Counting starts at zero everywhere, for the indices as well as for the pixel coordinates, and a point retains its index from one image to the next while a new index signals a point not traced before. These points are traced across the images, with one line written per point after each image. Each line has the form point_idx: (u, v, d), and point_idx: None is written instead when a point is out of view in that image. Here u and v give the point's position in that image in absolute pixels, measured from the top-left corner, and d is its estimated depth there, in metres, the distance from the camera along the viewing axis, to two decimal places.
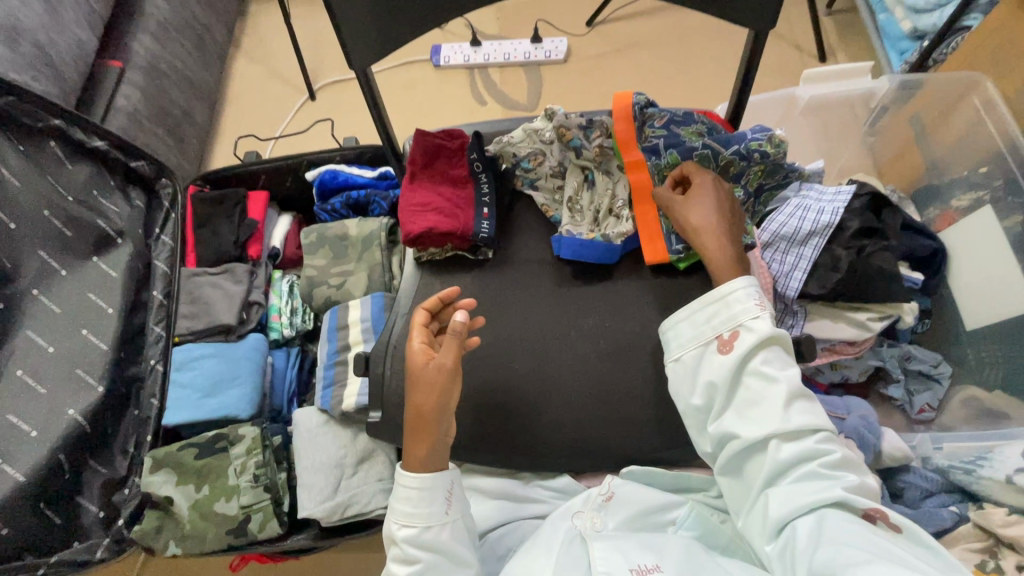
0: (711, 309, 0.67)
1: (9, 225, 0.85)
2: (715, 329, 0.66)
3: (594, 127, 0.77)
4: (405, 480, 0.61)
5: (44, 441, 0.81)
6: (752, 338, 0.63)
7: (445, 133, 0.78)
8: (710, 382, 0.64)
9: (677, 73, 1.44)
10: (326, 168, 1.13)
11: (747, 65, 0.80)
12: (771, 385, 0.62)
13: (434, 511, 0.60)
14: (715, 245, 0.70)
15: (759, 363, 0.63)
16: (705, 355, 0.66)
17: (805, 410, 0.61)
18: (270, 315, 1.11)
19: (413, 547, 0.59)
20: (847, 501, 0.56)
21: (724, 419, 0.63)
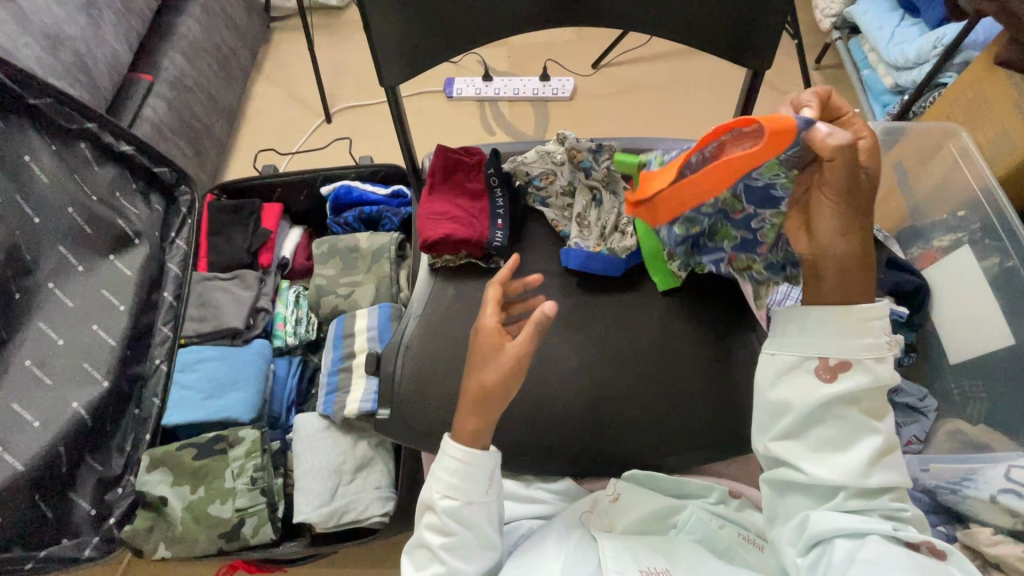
0: (824, 329, 0.61)
1: (33, 219, 0.86)
2: (823, 350, 0.61)
3: (603, 151, 0.84)
4: (455, 452, 0.62)
5: (45, 433, 0.81)
6: (864, 378, 0.59)
7: (465, 150, 0.86)
8: (793, 402, 0.62)
9: (675, 114, 1.53)
10: (341, 183, 1.18)
11: (745, 104, 0.88)
12: (866, 435, 0.60)
13: (476, 488, 0.62)
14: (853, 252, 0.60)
15: (854, 406, 0.60)
16: (802, 367, 0.62)
17: (888, 464, 0.60)
18: (275, 322, 1.13)
19: (450, 519, 0.61)
20: (898, 540, 0.57)
21: (796, 434, 0.63)
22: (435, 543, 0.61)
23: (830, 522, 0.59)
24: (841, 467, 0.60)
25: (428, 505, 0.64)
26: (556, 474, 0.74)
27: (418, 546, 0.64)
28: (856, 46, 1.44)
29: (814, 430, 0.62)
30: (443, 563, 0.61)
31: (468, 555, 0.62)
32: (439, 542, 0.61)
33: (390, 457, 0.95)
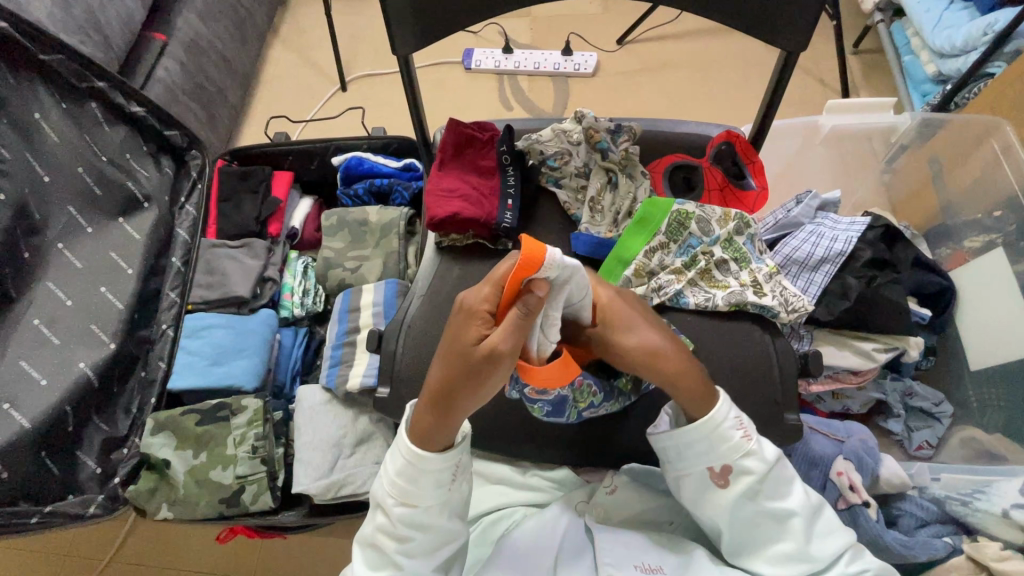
0: (709, 441, 0.59)
1: (44, 178, 0.85)
2: (705, 462, 0.59)
3: (622, 132, 0.81)
4: (402, 456, 0.58)
5: (52, 391, 0.81)
6: (752, 480, 0.58)
7: (477, 125, 0.83)
8: (714, 520, 0.61)
9: (700, 97, 1.47)
10: (352, 154, 1.15)
11: (775, 88, 0.83)
12: (788, 519, 0.60)
13: (430, 493, 0.58)
14: (672, 364, 0.56)
15: (763, 501, 0.59)
16: (702, 490, 0.60)
17: (823, 532, 0.60)
18: (282, 293, 1.12)
19: (407, 522, 0.59)
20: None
21: (730, 546, 0.61)
22: (392, 546, 0.60)
23: None
24: (787, 557, 0.59)
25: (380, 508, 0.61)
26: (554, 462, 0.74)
27: (371, 544, 0.62)
28: (898, 30, 1.37)
29: (744, 536, 0.61)
30: (400, 564, 0.60)
31: (430, 550, 0.60)
32: (395, 545, 0.60)
33: (391, 433, 0.95)
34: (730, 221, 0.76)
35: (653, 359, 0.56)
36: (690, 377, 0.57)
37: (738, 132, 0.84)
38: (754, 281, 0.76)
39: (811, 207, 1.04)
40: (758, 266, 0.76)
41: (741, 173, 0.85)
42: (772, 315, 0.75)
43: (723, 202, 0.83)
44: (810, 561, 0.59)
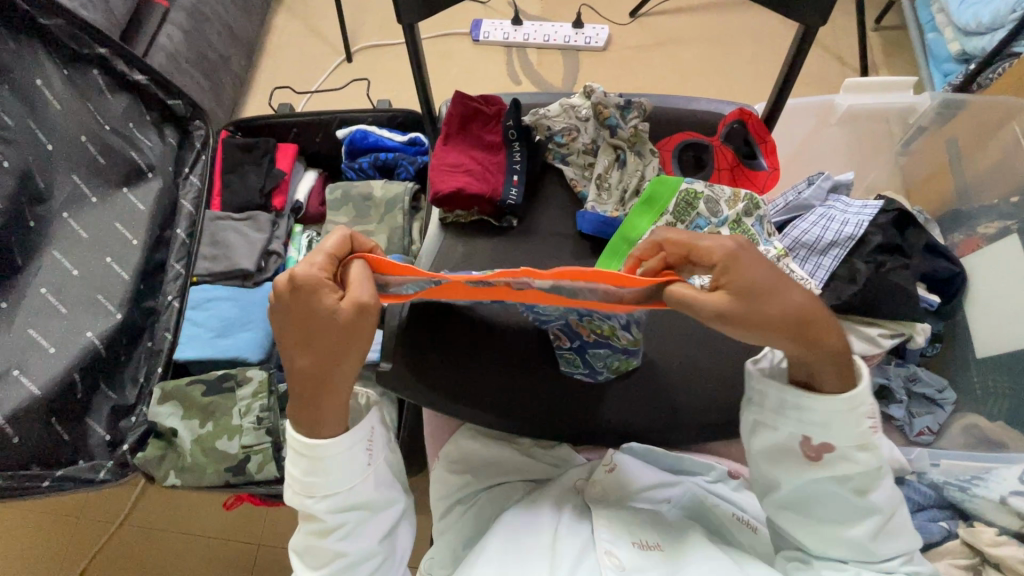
0: (821, 419, 0.56)
1: (46, 146, 0.85)
2: (804, 432, 0.57)
3: (631, 109, 0.80)
4: (302, 452, 0.57)
5: (61, 359, 0.82)
6: (851, 468, 0.57)
7: (484, 99, 0.82)
8: (785, 484, 0.60)
9: (714, 73, 1.43)
10: (357, 127, 1.14)
11: (789, 68, 0.81)
12: (866, 512, 0.58)
13: (343, 477, 0.58)
14: (818, 332, 0.53)
15: (855, 490, 0.58)
16: (787, 454, 0.59)
17: (894, 532, 0.59)
18: (287, 267, 1.11)
19: (337, 513, 0.59)
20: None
21: (786, 510, 0.61)
22: (328, 540, 0.59)
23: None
24: (845, 540, 0.59)
25: (306, 512, 0.60)
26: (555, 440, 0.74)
27: (307, 548, 0.60)
28: (923, 6, 1.32)
29: (808, 508, 0.60)
30: (343, 553, 0.60)
31: (367, 531, 0.61)
32: (331, 538, 0.59)
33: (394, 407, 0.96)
34: (738, 202, 0.73)
35: (803, 325, 0.52)
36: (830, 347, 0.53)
37: (752, 111, 0.81)
38: None
39: (823, 188, 1.02)
40: (767, 248, 0.73)
41: (752, 153, 0.82)
42: None
43: (732, 181, 0.82)
44: (865, 551, 0.59)
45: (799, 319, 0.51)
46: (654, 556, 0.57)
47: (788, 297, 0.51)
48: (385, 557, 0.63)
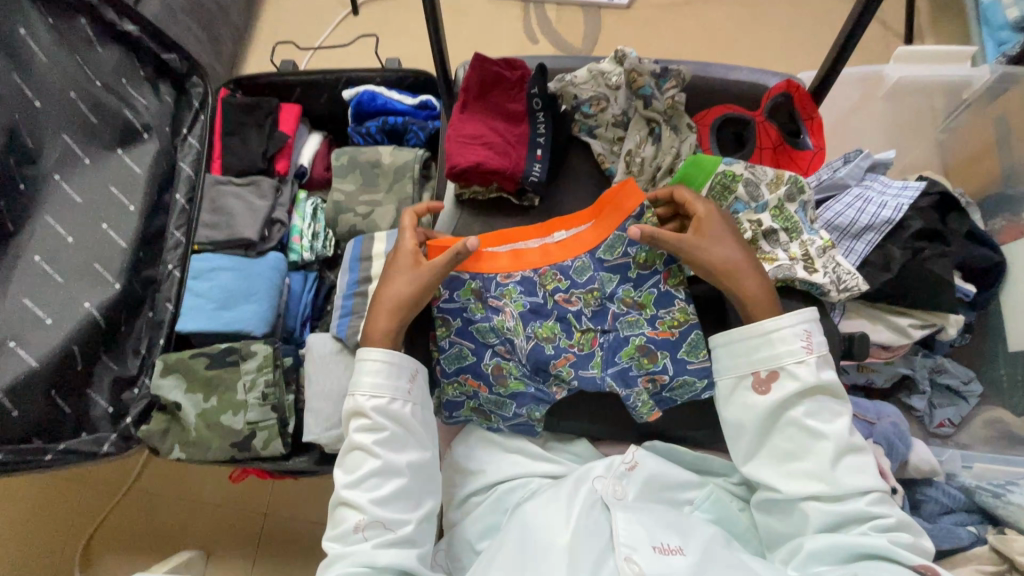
0: (752, 343, 0.64)
1: (34, 103, 0.81)
2: (752, 364, 0.64)
3: (668, 77, 0.73)
4: (365, 356, 0.67)
5: (57, 330, 0.80)
6: (794, 385, 0.61)
7: (505, 62, 0.75)
8: (741, 420, 0.64)
9: (747, 38, 1.32)
10: (365, 87, 1.06)
11: (843, 44, 0.79)
12: (818, 440, 0.61)
13: (391, 384, 0.67)
14: (743, 274, 0.66)
15: (803, 414, 0.61)
16: (739, 390, 0.64)
17: (854, 466, 0.60)
18: (291, 236, 1.05)
19: (380, 416, 0.65)
20: (892, 554, 0.55)
21: (759, 463, 0.64)
22: (368, 442, 0.65)
23: (825, 545, 0.57)
24: (805, 474, 0.60)
25: (354, 412, 0.67)
26: (573, 435, 0.74)
27: (350, 451, 0.66)
28: None
29: (773, 455, 0.63)
30: (377, 457, 0.64)
31: (402, 447, 0.66)
32: (371, 440, 0.65)
33: None
34: (782, 183, 0.72)
35: (729, 269, 0.66)
36: (760, 289, 0.66)
37: (799, 82, 0.79)
38: (805, 255, 0.71)
39: (861, 167, 0.91)
40: (811, 238, 0.72)
41: (797, 130, 0.81)
42: (821, 293, 0.72)
43: (774, 162, 0.81)
44: (830, 486, 0.59)
45: (728, 265, 0.66)
46: (677, 562, 0.56)
47: (730, 247, 0.67)
48: (412, 484, 0.65)
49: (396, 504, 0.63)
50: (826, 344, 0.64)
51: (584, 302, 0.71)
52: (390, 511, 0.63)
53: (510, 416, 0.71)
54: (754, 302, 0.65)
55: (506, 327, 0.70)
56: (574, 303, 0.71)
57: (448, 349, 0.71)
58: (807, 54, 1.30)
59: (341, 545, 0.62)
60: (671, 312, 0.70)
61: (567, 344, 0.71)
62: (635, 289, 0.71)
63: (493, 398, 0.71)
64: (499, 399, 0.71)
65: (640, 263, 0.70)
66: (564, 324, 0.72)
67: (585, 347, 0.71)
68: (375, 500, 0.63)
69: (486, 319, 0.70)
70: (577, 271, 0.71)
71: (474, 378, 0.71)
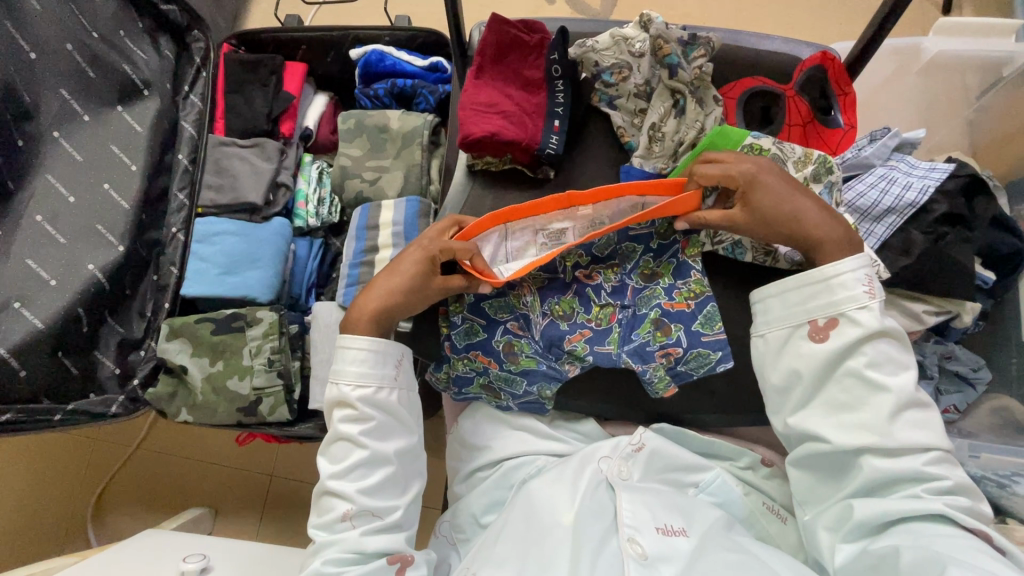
0: (809, 290, 0.63)
1: (30, 56, 0.78)
2: (809, 312, 0.63)
3: (697, 45, 0.70)
4: (347, 346, 0.66)
5: (63, 292, 0.79)
6: (856, 331, 0.61)
7: (525, 26, 0.73)
8: (797, 369, 0.63)
9: (774, 5, 1.25)
10: (374, 47, 1.01)
11: (889, 13, 0.74)
12: (877, 393, 0.60)
13: (375, 373, 0.65)
14: (812, 221, 0.63)
15: (864, 363, 0.60)
16: (793, 339, 0.64)
17: (912, 422, 0.59)
18: (296, 201, 1.02)
19: (366, 406, 0.65)
20: (947, 516, 0.56)
21: (806, 415, 0.63)
22: (354, 432, 0.64)
23: (877, 509, 0.58)
24: (858, 427, 0.60)
25: (340, 401, 0.66)
26: (581, 413, 0.74)
27: (334, 441, 0.66)
28: None
29: (829, 403, 0.62)
30: (364, 447, 0.64)
31: (388, 434, 0.66)
32: (358, 430, 0.64)
33: None
34: (809, 163, 0.70)
35: (793, 218, 0.63)
36: (831, 231, 0.63)
37: (835, 56, 0.78)
38: None
39: (888, 146, 0.87)
40: None
41: (829, 106, 0.79)
42: None
43: (803, 139, 0.78)
44: (884, 439, 0.59)
45: (791, 214, 0.63)
46: (680, 544, 0.57)
47: (794, 196, 0.63)
48: (399, 471, 0.66)
49: (385, 491, 0.65)
50: (883, 291, 0.63)
51: (605, 276, 0.71)
52: (379, 499, 0.64)
53: (519, 394, 0.71)
54: (830, 244, 0.63)
55: (521, 302, 0.70)
56: (595, 278, 0.71)
57: (460, 324, 0.70)
58: (838, 24, 1.23)
59: (328, 533, 0.63)
60: (686, 283, 0.68)
61: (585, 319, 0.70)
62: (653, 260, 0.71)
63: (503, 374, 0.70)
64: (510, 377, 0.70)
65: (661, 234, 0.71)
66: (582, 299, 0.71)
67: (602, 323, 0.69)
68: (363, 490, 0.63)
69: (501, 295, 0.70)
70: (600, 247, 0.71)
71: (485, 353, 0.69)
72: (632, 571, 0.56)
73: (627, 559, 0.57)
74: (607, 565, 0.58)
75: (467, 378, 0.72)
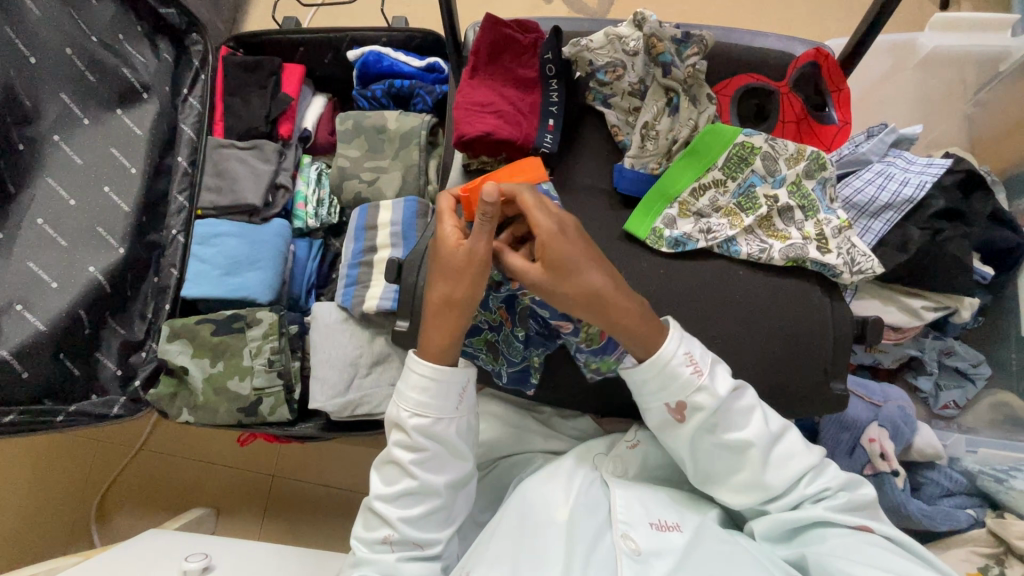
0: (661, 376, 0.58)
1: (30, 59, 0.80)
2: (660, 397, 0.59)
3: (690, 43, 0.70)
4: (417, 369, 0.62)
5: (65, 294, 0.80)
6: (702, 413, 0.58)
7: (518, 25, 0.73)
8: (675, 450, 0.62)
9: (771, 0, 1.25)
10: (370, 48, 1.01)
11: (882, 10, 0.74)
12: (746, 452, 0.59)
13: (438, 405, 0.62)
14: (612, 303, 0.56)
15: (715, 434, 0.59)
16: (663, 423, 0.61)
17: (783, 459, 0.59)
18: (295, 202, 1.02)
19: (420, 436, 0.62)
20: (832, 519, 0.58)
21: (709, 485, 0.62)
22: (406, 460, 0.63)
23: (773, 526, 0.59)
24: (743, 486, 0.60)
25: (396, 424, 0.64)
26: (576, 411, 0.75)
27: (388, 461, 0.65)
28: None
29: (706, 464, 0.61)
30: (415, 476, 0.63)
31: (441, 466, 0.63)
32: (410, 459, 0.63)
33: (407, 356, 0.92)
34: (802, 160, 0.71)
35: (589, 298, 0.55)
36: (628, 315, 0.56)
37: (828, 52, 0.77)
38: (820, 234, 0.71)
39: (885, 142, 0.86)
40: (827, 217, 0.71)
41: (822, 102, 0.80)
42: (833, 275, 0.71)
43: (797, 135, 0.79)
44: (764, 489, 0.59)
45: (586, 295, 0.55)
46: (674, 538, 0.59)
47: (585, 273, 0.55)
48: (446, 502, 0.64)
49: (430, 522, 0.64)
50: (708, 352, 0.59)
51: None
52: (420, 529, 0.63)
53: (516, 361, 0.71)
54: (633, 328, 0.57)
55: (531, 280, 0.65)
56: None
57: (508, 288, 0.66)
58: (835, 20, 1.23)
59: (369, 549, 0.64)
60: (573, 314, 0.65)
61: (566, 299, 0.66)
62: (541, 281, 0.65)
63: (511, 338, 0.70)
64: (513, 342, 0.70)
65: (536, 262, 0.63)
66: None
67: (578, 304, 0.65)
68: (405, 518, 0.63)
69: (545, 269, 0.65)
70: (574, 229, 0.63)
71: (506, 310, 0.69)
72: (627, 567, 0.56)
73: (621, 555, 0.56)
74: (600, 559, 0.58)
75: (478, 326, 0.70)
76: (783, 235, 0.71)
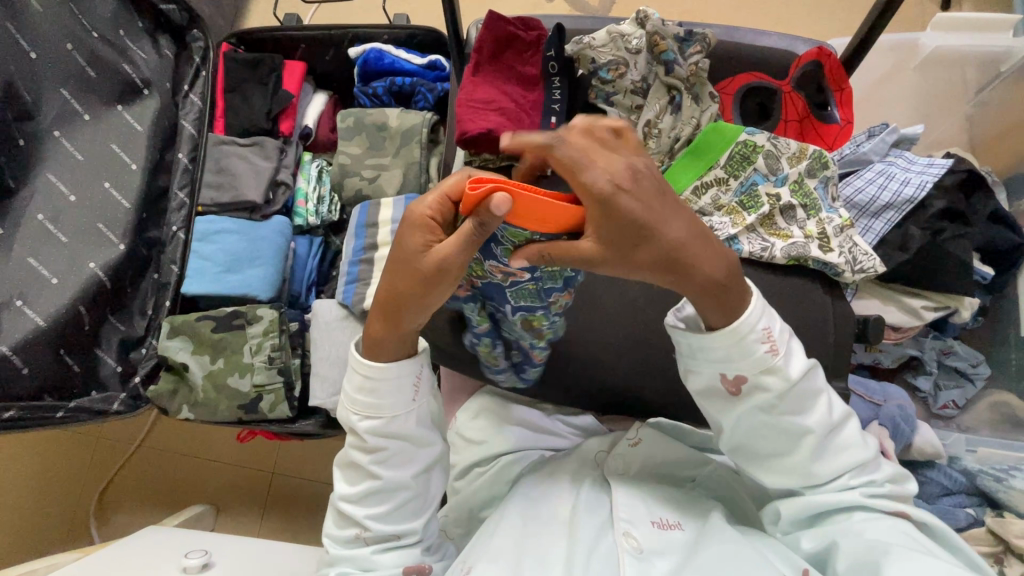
0: (727, 349, 0.54)
1: (30, 54, 0.79)
2: (718, 367, 0.55)
3: (692, 41, 0.73)
4: (356, 366, 0.58)
5: (65, 290, 0.80)
6: (769, 391, 0.54)
7: (520, 22, 0.73)
8: (723, 426, 0.58)
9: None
10: (371, 45, 1.01)
11: (885, 9, 0.74)
12: (802, 435, 0.56)
13: (391, 403, 0.58)
14: (695, 261, 0.49)
15: (777, 413, 0.55)
16: (711, 395, 0.58)
17: (837, 447, 0.57)
18: (296, 200, 1.02)
19: (375, 437, 0.59)
20: (868, 504, 0.56)
21: (750, 465, 0.60)
22: (365, 461, 0.60)
23: (804, 506, 0.57)
24: (790, 469, 0.57)
25: (349, 426, 0.61)
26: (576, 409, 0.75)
27: (348, 464, 0.63)
28: None
29: (756, 443, 0.57)
30: (376, 476, 0.60)
31: (404, 462, 0.61)
32: (369, 460, 0.60)
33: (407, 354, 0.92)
34: (803, 158, 0.71)
35: (673, 258, 0.49)
36: (711, 274, 0.50)
37: (830, 52, 0.77)
38: (822, 233, 0.71)
39: (886, 142, 0.87)
40: (828, 216, 0.71)
41: (825, 101, 0.79)
42: (834, 272, 0.72)
43: (800, 134, 0.79)
44: (810, 476, 0.57)
45: (669, 258, 0.48)
46: (676, 536, 0.59)
47: (669, 227, 0.47)
48: (415, 494, 0.62)
49: (399, 516, 0.62)
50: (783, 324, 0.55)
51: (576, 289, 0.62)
52: (392, 523, 0.61)
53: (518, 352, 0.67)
54: (718, 288, 0.51)
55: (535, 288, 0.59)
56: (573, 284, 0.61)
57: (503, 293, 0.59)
58: (836, 19, 1.23)
59: (342, 547, 0.62)
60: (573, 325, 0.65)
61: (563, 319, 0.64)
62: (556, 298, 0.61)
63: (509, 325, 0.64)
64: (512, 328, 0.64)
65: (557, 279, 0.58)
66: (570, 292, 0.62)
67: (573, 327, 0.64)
68: (373, 516, 0.61)
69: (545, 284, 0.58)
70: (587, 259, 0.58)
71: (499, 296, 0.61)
72: (629, 565, 0.55)
73: (622, 552, 0.56)
74: (601, 557, 0.57)
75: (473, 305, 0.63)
76: (784, 232, 0.71)
